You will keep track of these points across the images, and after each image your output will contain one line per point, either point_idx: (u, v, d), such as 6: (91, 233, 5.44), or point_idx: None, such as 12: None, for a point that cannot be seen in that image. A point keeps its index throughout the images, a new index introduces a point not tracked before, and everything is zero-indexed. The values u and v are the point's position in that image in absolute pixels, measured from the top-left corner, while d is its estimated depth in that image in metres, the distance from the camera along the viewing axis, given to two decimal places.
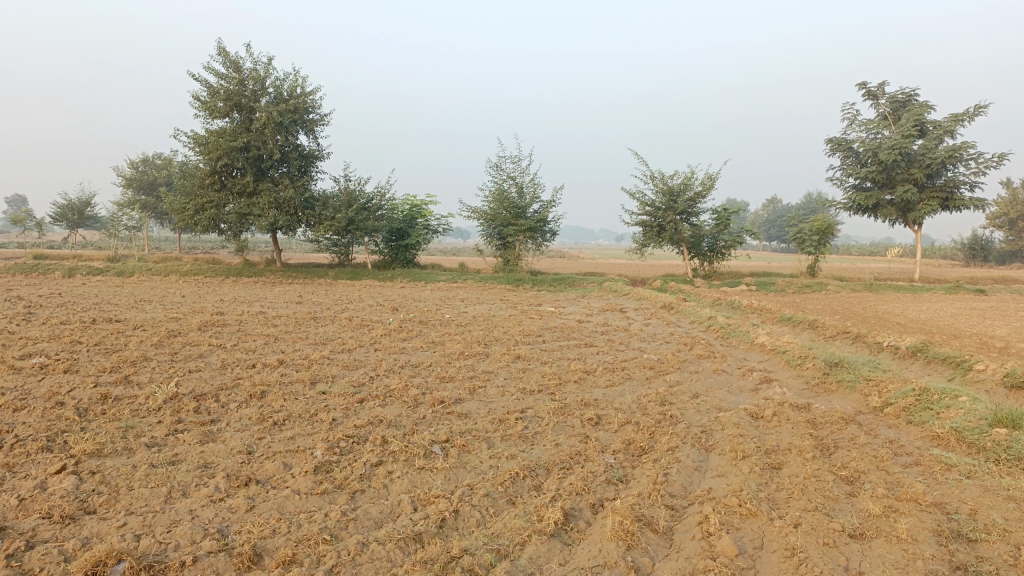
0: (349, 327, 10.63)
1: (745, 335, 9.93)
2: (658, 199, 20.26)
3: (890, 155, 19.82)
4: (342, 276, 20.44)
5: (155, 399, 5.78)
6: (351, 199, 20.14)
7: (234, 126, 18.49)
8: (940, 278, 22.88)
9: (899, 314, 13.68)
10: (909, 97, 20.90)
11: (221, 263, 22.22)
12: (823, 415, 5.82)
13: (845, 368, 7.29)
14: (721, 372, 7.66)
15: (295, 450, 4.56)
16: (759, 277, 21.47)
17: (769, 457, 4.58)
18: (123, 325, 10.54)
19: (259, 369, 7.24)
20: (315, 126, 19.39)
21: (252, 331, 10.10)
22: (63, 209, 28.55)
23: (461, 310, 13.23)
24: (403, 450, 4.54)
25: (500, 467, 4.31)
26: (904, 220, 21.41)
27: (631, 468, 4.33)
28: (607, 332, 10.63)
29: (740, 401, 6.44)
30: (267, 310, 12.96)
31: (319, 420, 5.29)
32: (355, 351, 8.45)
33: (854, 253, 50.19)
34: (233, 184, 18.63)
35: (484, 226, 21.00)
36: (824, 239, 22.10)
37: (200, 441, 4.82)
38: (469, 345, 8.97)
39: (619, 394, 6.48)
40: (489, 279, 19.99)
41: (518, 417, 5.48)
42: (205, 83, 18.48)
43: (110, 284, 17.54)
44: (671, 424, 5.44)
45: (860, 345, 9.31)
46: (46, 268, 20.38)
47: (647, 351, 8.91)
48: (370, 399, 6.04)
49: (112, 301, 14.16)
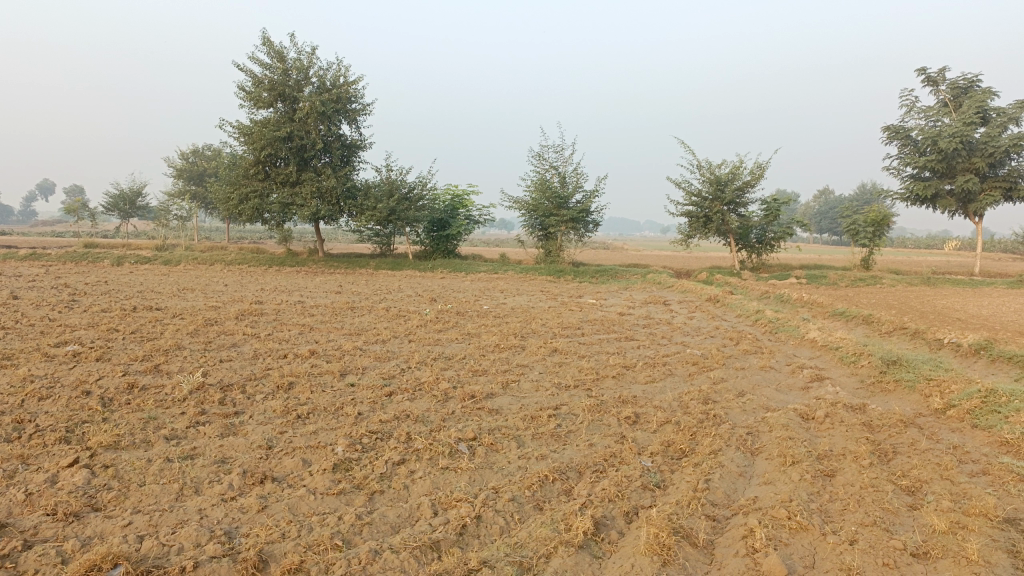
0: (385, 318, 10.47)
1: (794, 330, 9.48)
2: (705, 189, 19.72)
3: (950, 143, 18.97)
4: (384, 266, 20.37)
5: (181, 389, 5.65)
6: (393, 189, 20.04)
7: (278, 116, 18.50)
8: (1002, 272, 21.85)
9: (958, 309, 13.01)
10: (971, 84, 19.96)
11: (265, 252, 22.37)
12: (880, 417, 5.42)
13: (903, 366, 6.84)
14: (768, 369, 7.27)
15: (315, 446, 4.36)
16: (810, 269, 20.78)
17: (822, 463, 4.23)
18: (163, 313, 10.54)
19: (289, 360, 7.09)
20: (357, 115, 19.31)
21: (287, 320, 10.00)
22: (115, 198, 29.07)
23: (500, 301, 13.01)
24: (428, 449, 4.30)
25: (529, 469, 4.05)
26: (965, 212, 20.47)
27: (670, 472, 4.02)
28: (649, 325, 10.27)
29: (789, 400, 6.07)
30: (306, 300, 12.92)
31: (343, 415, 5.09)
32: (389, 342, 8.28)
33: (909, 246, 48.53)
34: (277, 173, 18.68)
35: (525, 216, 20.70)
36: (879, 230, 21.29)
37: (220, 434, 4.66)
38: (506, 337, 8.72)
39: (659, 391, 6.15)
40: (530, 271, 19.70)
41: (551, 414, 5.21)
42: (249, 73, 18.54)
43: (156, 272, 17.74)
44: (716, 424, 5.11)
45: (918, 341, 8.79)
46: (96, 256, 20.75)
47: (691, 345, 8.55)
48: (399, 393, 5.82)
49: (155, 289, 14.28)
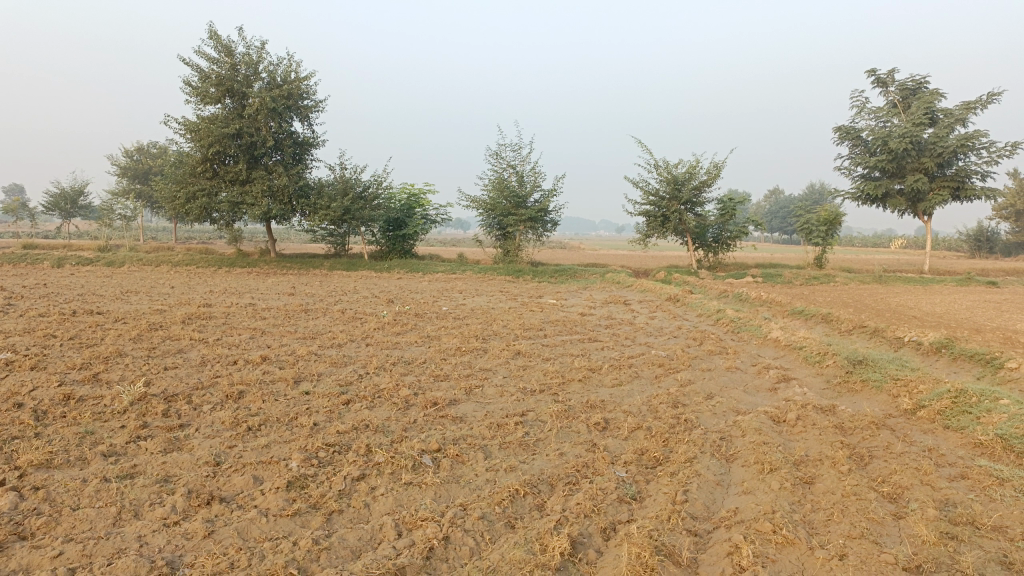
0: (341, 320, 10.15)
1: (757, 329, 9.44)
2: (662, 188, 19.73)
3: (900, 143, 19.30)
4: (338, 267, 19.93)
5: (121, 401, 5.29)
6: (347, 188, 19.62)
7: (226, 112, 17.92)
8: (950, 270, 22.36)
9: (912, 307, 13.18)
10: (919, 85, 20.35)
11: (214, 253, 21.72)
12: (851, 419, 5.33)
13: (869, 366, 6.78)
14: (735, 370, 7.16)
15: (268, 461, 4.06)
16: (765, 268, 20.95)
17: (800, 470, 4.09)
18: (104, 318, 10.03)
19: (240, 367, 6.74)
20: (309, 112, 18.83)
21: (238, 324, 9.59)
22: (55, 197, 27.95)
23: (459, 302, 12.75)
24: (389, 462, 4.03)
25: (498, 482, 3.82)
26: (914, 211, 20.87)
27: (645, 483, 3.83)
28: (611, 326, 10.12)
29: (759, 402, 5.94)
30: (257, 302, 12.48)
31: (297, 426, 4.79)
32: (345, 346, 7.97)
33: (857, 245, 49.65)
34: (226, 171, 18.11)
35: (483, 215, 20.46)
36: (832, 230, 21.58)
37: (163, 450, 4.33)
38: (466, 340, 8.47)
39: (627, 395, 5.97)
40: (489, 271, 19.48)
41: (518, 421, 4.99)
42: (196, 67, 17.92)
43: (99, 274, 17.03)
44: (688, 430, 4.95)
45: (878, 339, 8.82)
46: (34, 257, 19.86)
47: (655, 346, 8.41)
48: (357, 400, 5.53)
49: (97, 292, 13.67)
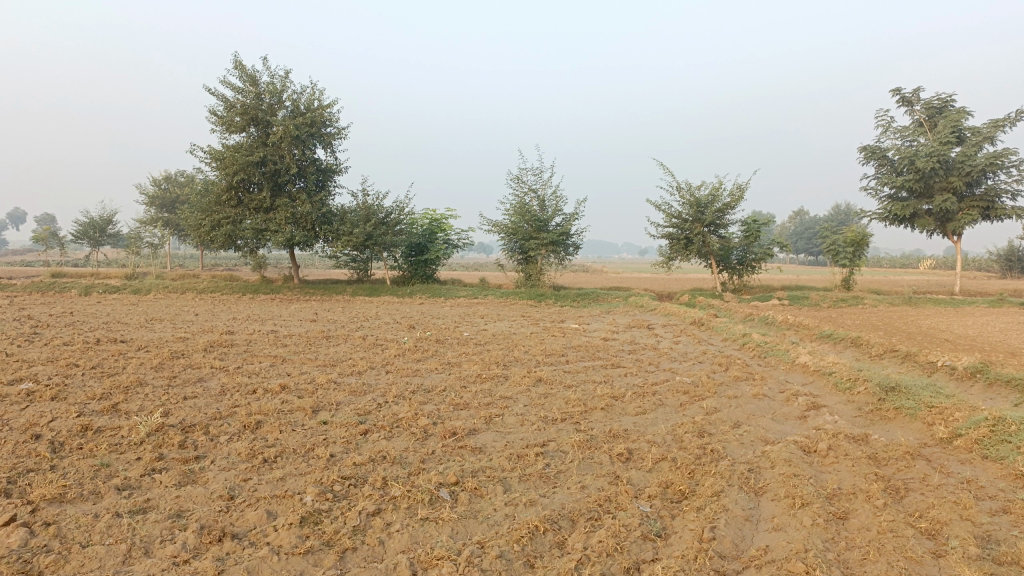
0: (361, 347, 10.09)
1: (784, 354, 9.23)
2: (685, 210, 19.58)
3: (927, 162, 19.01)
4: (360, 292, 19.96)
5: (138, 432, 5.24)
6: (369, 214, 19.70)
7: (251, 140, 18.12)
8: (982, 291, 21.89)
9: (944, 330, 12.86)
10: (945, 104, 20.08)
11: (239, 280, 21.86)
12: (885, 449, 5.14)
13: (902, 393, 6.57)
14: (762, 397, 6.98)
15: (282, 496, 3.97)
16: (791, 291, 20.65)
17: (833, 505, 3.91)
18: (127, 346, 10.07)
19: (259, 396, 6.68)
20: (332, 139, 18.99)
21: (258, 352, 9.55)
22: (84, 226, 28.40)
23: (481, 327, 12.65)
24: (406, 496, 3.92)
25: (517, 518, 3.69)
26: (943, 231, 20.50)
27: (670, 519, 3.69)
28: (635, 351, 9.97)
29: (788, 431, 5.76)
30: (279, 329, 12.48)
31: (314, 457, 4.71)
32: (365, 374, 7.89)
33: (885, 266, 48.96)
34: (250, 199, 18.27)
35: (505, 240, 20.43)
36: (859, 251, 21.26)
37: (177, 483, 4.26)
38: (487, 366, 8.37)
39: (651, 424, 5.82)
40: (511, 295, 19.39)
41: (539, 452, 4.86)
42: (221, 97, 18.17)
43: (125, 302, 17.18)
44: (715, 460, 4.79)
45: (910, 364, 8.57)
46: (63, 286, 20.10)
47: (679, 372, 8.24)
48: (375, 431, 5.44)
49: (122, 319, 13.77)
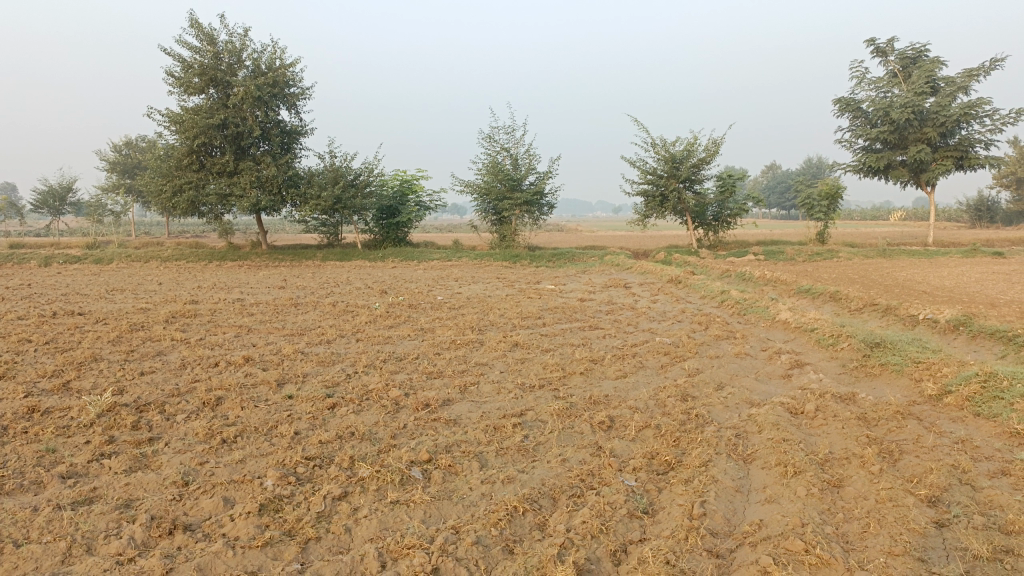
0: (332, 314, 9.78)
1: (764, 311, 9.06)
2: (660, 166, 19.29)
3: (902, 113, 18.84)
4: (331, 257, 19.52)
5: (89, 413, 4.91)
6: (338, 176, 19.16)
7: (211, 102, 17.44)
8: (955, 241, 21.92)
9: (920, 282, 12.80)
10: (920, 53, 19.84)
11: (205, 247, 21.29)
12: (874, 409, 4.97)
13: (888, 348, 6.40)
14: (744, 356, 6.79)
15: (240, 480, 3.69)
16: (767, 246, 20.55)
17: (826, 472, 3.72)
18: (84, 319, 9.63)
19: (221, 369, 6.36)
20: (297, 99, 18.33)
21: (223, 322, 9.19)
22: (44, 195, 27.45)
23: (455, 291, 12.38)
24: (374, 477, 3.65)
25: (495, 497, 3.44)
26: (916, 182, 20.46)
27: (657, 493, 3.47)
28: (612, 311, 9.73)
29: (773, 392, 5.57)
30: (246, 297, 12.08)
31: (276, 436, 4.42)
32: (334, 343, 7.58)
33: (856, 219, 49.27)
34: (213, 162, 17.65)
35: (478, 200, 20.02)
36: (834, 204, 21.15)
37: (128, 469, 3.96)
38: (461, 332, 8.09)
39: (632, 388, 5.60)
40: (485, 257, 19.10)
41: (516, 423, 4.61)
42: (178, 57, 17.42)
43: (86, 272, 16.61)
44: (700, 427, 4.58)
45: (890, 318, 8.45)
46: (21, 257, 19.42)
47: (659, 332, 8.03)
48: (344, 404, 5.15)
49: (82, 291, 13.29)
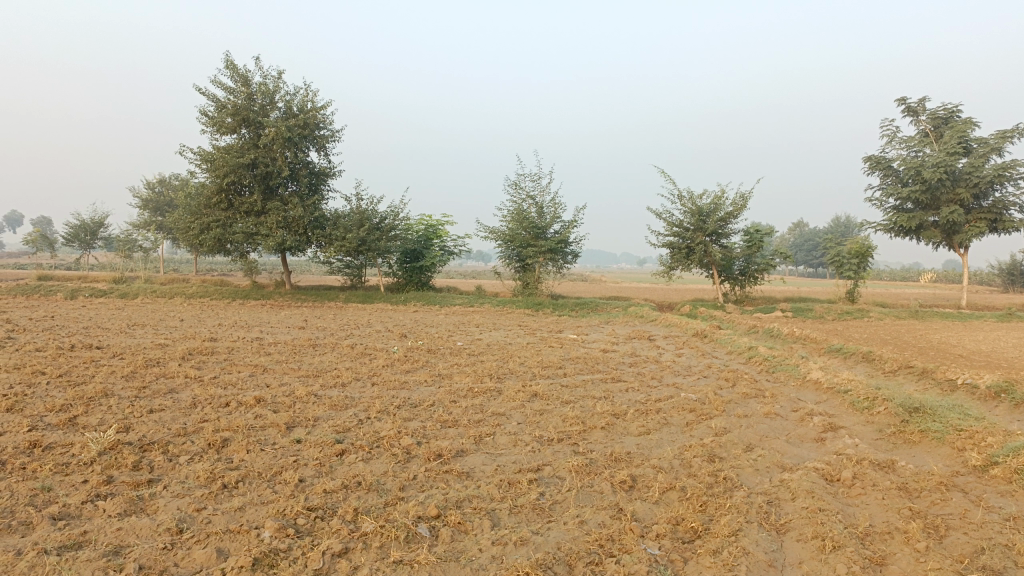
0: (349, 357, 9.61)
1: (793, 369, 8.74)
2: (687, 219, 19.13)
3: (934, 173, 18.59)
4: (353, 299, 19.47)
5: (90, 450, 4.74)
6: (363, 219, 19.21)
7: (242, 142, 17.66)
8: (989, 305, 21.40)
9: (954, 345, 12.40)
10: (951, 114, 19.67)
11: (230, 285, 21.37)
12: (915, 479, 4.65)
13: (927, 414, 6.06)
14: (774, 417, 6.48)
15: (237, 531, 3.47)
16: (794, 302, 20.18)
17: (867, 547, 3.43)
18: (101, 353, 9.55)
19: (231, 410, 6.18)
20: (326, 142, 18.51)
21: (239, 361, 9.05)
22: (76, 228, 27.88)
23: (475, 337, 12.19)
24: (378, 532, 3.42)
25: (506, 561, 3.19)
26: (948, 243, 20.09)
27: (682, 564, 3.20)
28: (636, 364, 9.46)
29: (805, 456, 5.27)
30: (265, 336, 11.97)
31: (280, 483, 4.21)
32: (349, 386, 7.38)
33: (884, 279, 48.62)
34: (241, 202, 17.78)
35: (502, 247, 19.94)
36: (864, 263, 20.77)
37: (122, 513, 3.77)
38: (480, 379, 7.87)
39: (655, 446, 5.33)
40: (508, 304, 18.94)
41: (533, 479, 4.37)
42: (212, 97, 17.71)
43: (110, 306, 16.68)
44: (729, 491, 4.30)
45: (926, 381, 8.11)
46: (49, 289, 19.60)
47: (684, 388, 7.74)
48: (353, 451, 4.93)
49: (104, 325, 13.30)
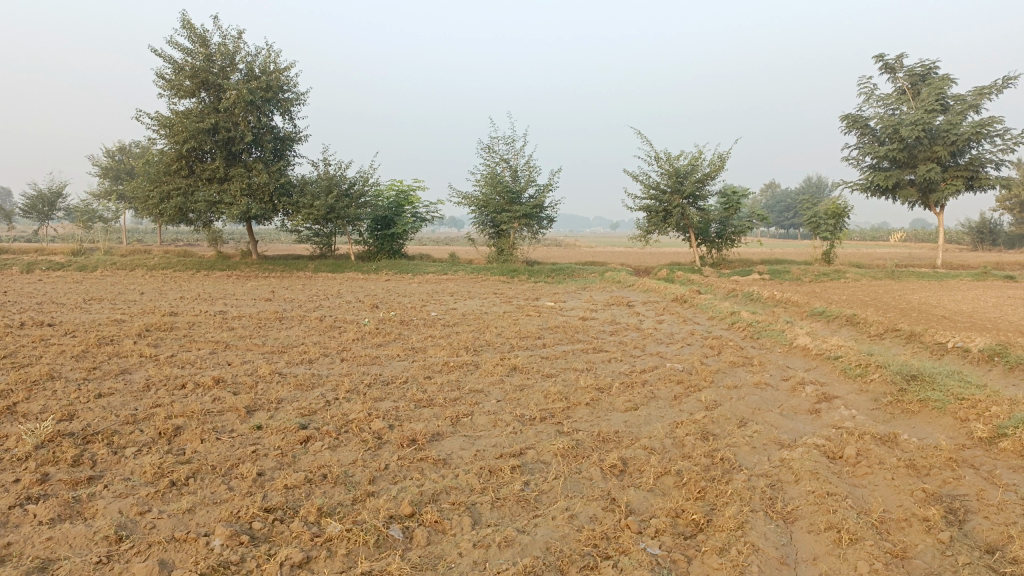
0: (318, 330, 9.16)
1: (779, 335, 8.47)
2: (664, 181, 18.74)
3: (911, 132, 18.35)
4: (323, 269, 18.91)
5: (25, 444, 4.28)
6: (331, 185, 18.57)
7: (201, 106, 16.87)
8: (964, 264, 21.38)
9: (935, 305, 12.25)
10: (929, 70, 19.38)
11: (194, 255, 20.66)
12: (923, 454, 4.35)
13: (925, 382, 5.78)
14: (765, 387, 6.18)
15: (183, 539, 3.07)
16: (772, 265, 19.97)
17: (886, 539, 3.12)
18: (52, 331, 8.98)
19: (187, 393, 5.73)
20: (290, 106, 17.78)
21: (200, 337, 8.55)
22: (33, 199, 26.82)
23: (450, 307, 11.77)
24: (343, 537, 3.04)
25: (490, 567, 2.83)
26: (924, 202, 19.96)
27: (686, 566, 2.87)
28: (617, 333, 9.13)
29: (802, 430, 4.97)
30: (230, 309, 11.45)
31: (236, 478, 3.80)
32: (316, 364, 6.95)
33: (856, 239, 48.90)
34: (202, 169, 17.04)
35: (476, 212, 19.42)
36: (840, 223, 20.58)
37: (55, 518, 3.34)
38: (455, 353, 7.47)
39: (644, 423, 4.99)
40: (482, 271, 18.50)
41: (515, 466, 4.00)
42: (168, 59, 16.87)
43: (69, 280, 15.97)
44: (728, 474, 3.97)
45: (915, 345, 7.88)
46: (3, 262, 18.76)
47: (669, 358, 7.42)
48: (319, 438, 4.52)
49: (58, 299, 12.65)
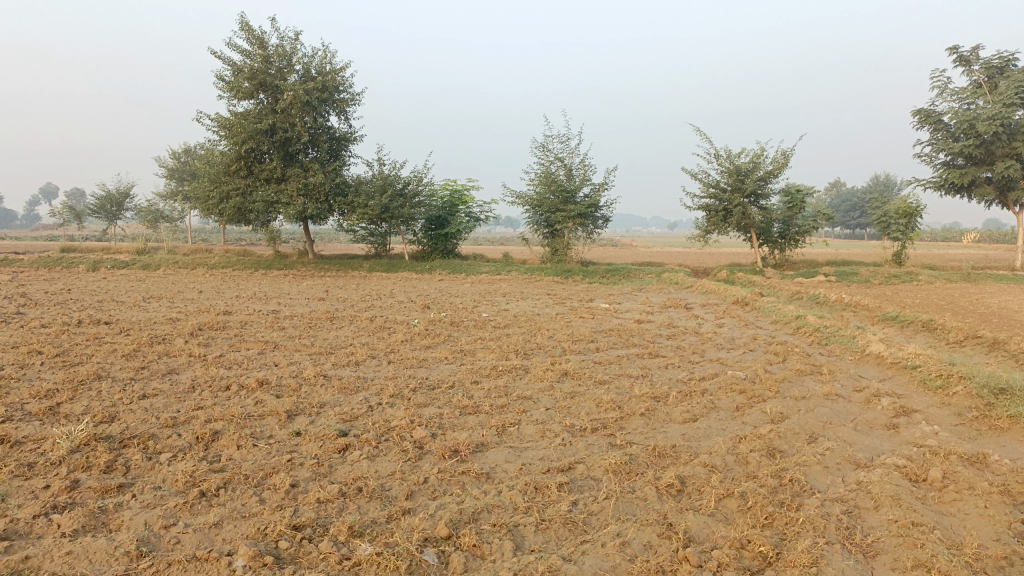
0: (366, 330, 9.01)
1: (849, 341, 7.96)
2: (724, 179, 18.16)
3: (989, 126, 17.36)
4: (377, 268, 18.91)
5: (60, 448, 4.17)
6: (386, 185, 18.53)
7: (260, 107, 17.01)
8: None
9: (1017, 310, 11.47)
10: (1007, 63, 18.34)
11: (253, 254, 20.93)
12: (1018, 478, 3.91)
13: (1015, 395, 5.28)
14: (835, 398, 5.75)
15: (206, 557, 2.87)
16: (838, 266, 19.17)
17: None
18: (107, 329, 9.03)
19: (230, 395, 5.59)
20: (346, 106, 17.81)
21: (249, 337, 8.48)
22: (102, 199, 27.58)
23: (502, 308, 11.51)
24: (373, 562, 2.80)
25: None
26: (1003, 201, 18.88)
27: None
28: (674, 337, 8.73)
29: (879, 448, 4.55)
30: (282, 308, 11.43)
31: (268, 489, 3.60)
32: (362, 366, 6.76)
33: (928, 240, 46.97)
34: (261, 169, 17.20)
35: (530, 212, 19.16)
36: (911, 222, 19.63)
37: (79, 529, 3.19)
38: (504, 356, 7.21)
39: (704, 437, 4.64)
40: (536, 271, 18.23)
41: (563, 483, 3.71)
42: (228, 61, 17.07)
43: (131, 278, 16.28)
44: (797, 497, 3.61)
45: (999, 354, 7.29)
46: (71, 261, 19.25)
47: (730, 364, 7.01)
48: (358, 446, 4.30)
49: (118, 297, 12.84)
